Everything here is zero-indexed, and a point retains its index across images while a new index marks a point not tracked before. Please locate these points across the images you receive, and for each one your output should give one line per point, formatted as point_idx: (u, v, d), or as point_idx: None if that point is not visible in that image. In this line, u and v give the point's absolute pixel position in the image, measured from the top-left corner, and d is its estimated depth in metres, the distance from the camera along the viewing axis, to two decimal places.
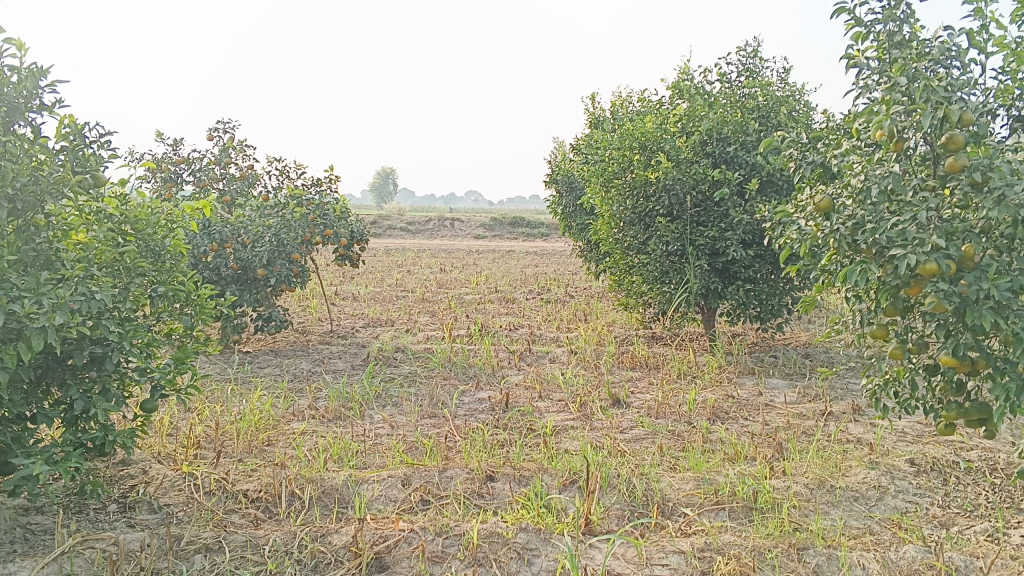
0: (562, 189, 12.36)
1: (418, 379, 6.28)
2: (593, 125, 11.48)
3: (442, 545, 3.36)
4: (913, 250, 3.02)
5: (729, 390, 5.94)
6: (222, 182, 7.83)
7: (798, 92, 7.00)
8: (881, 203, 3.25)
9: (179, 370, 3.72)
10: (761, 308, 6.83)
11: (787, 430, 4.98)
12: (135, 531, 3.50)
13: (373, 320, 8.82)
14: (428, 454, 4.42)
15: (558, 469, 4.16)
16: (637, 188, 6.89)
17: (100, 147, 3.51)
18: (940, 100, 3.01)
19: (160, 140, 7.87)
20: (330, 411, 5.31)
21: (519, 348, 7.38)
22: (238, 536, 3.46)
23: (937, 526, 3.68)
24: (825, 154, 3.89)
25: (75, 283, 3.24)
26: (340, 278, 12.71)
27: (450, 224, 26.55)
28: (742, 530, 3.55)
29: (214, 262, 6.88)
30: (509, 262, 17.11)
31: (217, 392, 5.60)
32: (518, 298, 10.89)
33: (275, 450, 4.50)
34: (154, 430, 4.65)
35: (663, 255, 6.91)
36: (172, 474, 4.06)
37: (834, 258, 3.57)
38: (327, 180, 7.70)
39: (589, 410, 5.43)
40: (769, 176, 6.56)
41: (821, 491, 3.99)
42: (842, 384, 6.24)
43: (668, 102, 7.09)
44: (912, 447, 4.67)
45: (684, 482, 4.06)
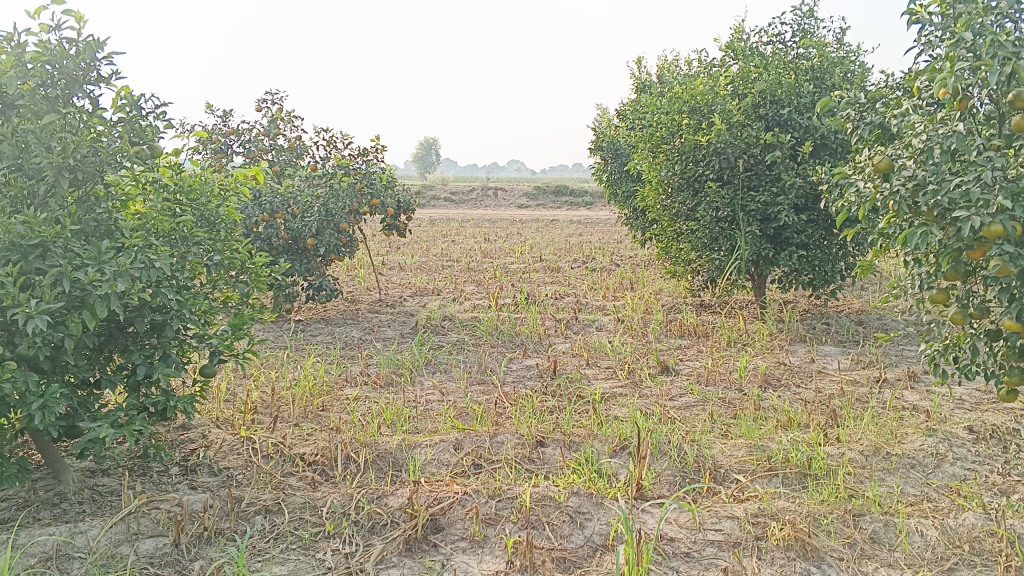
0: (607, 156, 12.23)
1: (466, 347, 6.32)
2: (639, 90, 11.32)
3: (495, 508, 3.40)
4: (977, 211, 2.92)
5: (780, 357, 5.87)
6: (270, 153, 7.91)
7: (855, 52, 6.80)
8: (943, 162, 3.14)
9: (236, 337, 3.79)
10: (812, 274, 6.71)
11: (841, 397, 4.91)
12: (197, 493, 3.60)
13: (420, 289, 8.88)
14: (478, 420, 4.45)
15: (609, 436, 4.16)
16: (686, 153, 6.78)
17: (156, 119, 3.55)
18: (1007, 56, 2.89)
19: (210, 112, 7.97)
20: (381, 377, 5.38)
21: (565, 316, 7.37)
22: (296, 498, 3.55)
23: (998, 494, 3.61)
24: (885, 114, 3.78)
25: (135, 252, 3.31)
26: (386, 248, 12.81)
27: (494, 193, 26.53)
28: (796, 497, 3.52)
29: (265, 232, 6.90)
30: (552, 231, 17.06)
31: (271, 359, 5.71)
32: (563, 266, 10.87)
33: (328, 416, 4.58)
34: (212, 397, 4.77)
35: (712, 221, 6.82)
36: (230, 439, 4.16)
37: (894, 221, 3.48)
38: (374, 150, 7.72)
39: (637, 377, 5.42)
40: (822, 139, 6.41)
41: (876, 458, 3.93)
42: (897, 351, 6.12)
43: (720, 63, 6.94)
44: (971, 415, 4.57)
45: (737, 449, 4.04)
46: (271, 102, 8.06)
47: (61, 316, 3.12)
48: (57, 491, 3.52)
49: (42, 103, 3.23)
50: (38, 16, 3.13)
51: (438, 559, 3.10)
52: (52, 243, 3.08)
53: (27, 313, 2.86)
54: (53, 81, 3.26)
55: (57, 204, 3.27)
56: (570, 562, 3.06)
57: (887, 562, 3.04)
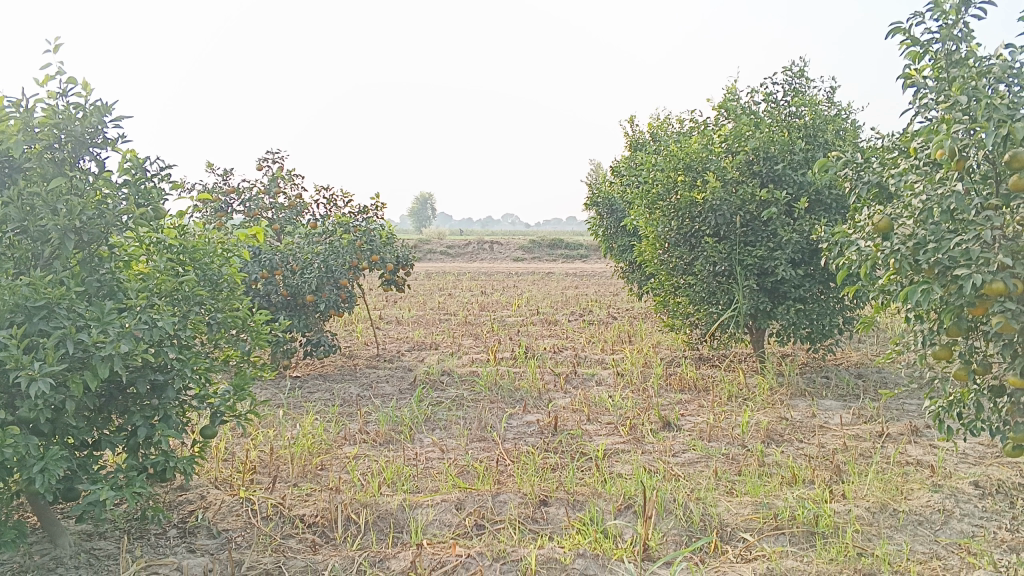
0: (603, 211, 12.30)
1: (465, 403, 6.28)
2: (633, 147, 11.49)
3: (499, 571, 3.34)
4: (978, 268, 2.94)
5: (781, 412, 5.84)
6: (270, 210, 7.97)
7: (846, 110, 6.93)
8: (943, 222, 3.17)
9: (238, 396, 3.76)
10: (810, 328, 6.73)
11: (844, 452, 4.88)
12: (196, 556, 3.54)
13: (418, 344, 8.86)
14: (480, 479, 4.41)
15: (613, 494, 4.11)
16: (682, 208, 6.86)
17: (161, 180, 3.60)
18: (1002, 117, 2.95)
19: (211, 170, 8.07)
20: (380, 435, 5.32)
21: (565, 370, 7.34)
22: (297, 561, 3.49)
23: (1008, 551, 3.57)
24: (882, 173, 3.83)
25: (139, 312, 3.30)
26: (381, 302, 12.81)
27: (490, 247, 26.67)
28: (804, 556, 3.48)
29: (265, 289, 6.98)
30: (549, 284, 17.12)
31: (270, 417, 5.66)
32: (561, 319, 10.88)
33: (327, 476, 4.52)
34: (210, 457, 4.72)
35: (710, 275, 6.86)
36: (229, 500, 4.11)
37: (894, 277, 3.51)
38: (374, 207, 7.77)
39: (639, 433, 5.37)
40: (817, 195, 6.48)
41: (883, 515, 3.89)
42: (897, 405, 6.11)
43: (714, 122, 7.05)
44: (975, 470, 4.55)
45: (742, 506, 4.00)
46: (271, 161, 8.16)
47: (63, 378, 3.09)
48: (52, 556, 3.46)
49: (50, 166, 3.26)
50: (47, 83, 3.18)
51: None
52: (57, 304, 3.07)
53: (31, 375, 2.84)
54: (60, 144, 3.30)
55: (62, 265, 3.28)
56: None
57: None
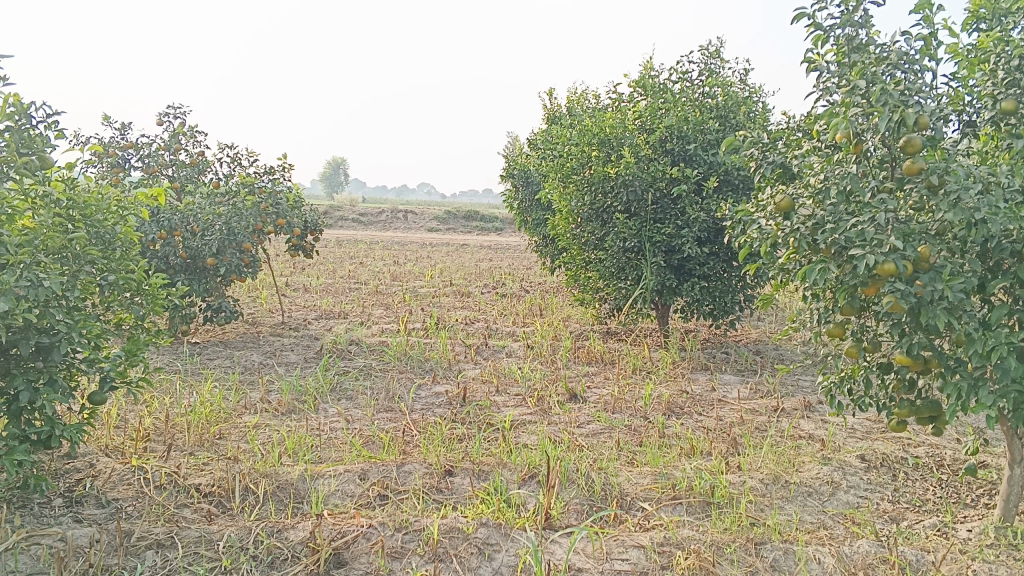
0: (518, 184, 12.29)
1: (373, 372, 6.20)
2: (550, 120, 11.50)
3: (401, 541, 3.32)
4: (871, 250, 3.05)
5: (683, 386, 5.99)
6: (171, 168, 7.63)
7: (758, 93, 7.09)
8: (840, 204, 3.29)
9: (130, 361, 3.58)
10: (714, 305, 6.92)
11: (741, 425, 5.05)
12: (83, 527, 3.39)
13: (326, 312, 8.69)
14: (385, 449, 4.36)
15: (518, 464, 4.14)
16: (595, 183, 6.91)
17: (48, 127, 3.37)
18: (897, 103, 3.05)
19: (108, 124, 7.67)
20: (283, 404, 5.20)
21: (475, 342, 7.34)
22: (191, 531, 3.38)
23: (888, 521, 3.76)
24: (786, 154, 3.94)
25: (21, 270, 3.09)
26: (289, 269, 12.49)
27: (404, 216, 26.35)
28: (699, 525, 3.58)
29: (162, 250, 6.68)
30: (462, 255, 17.04)
31: (166, 384, 5.45)
32: (473, 291, 10.85)
33: (226, 444, 4.39)
34: (101, 424, 4.52)
35: (620, 251, 6.94)
36: (120, 468, 3.94)
37: (794, 257, 3.61)
38: (281, 168, 7.54)
39: (546, 405, 5.42)
40: (726, 175, 6.62)
41: (776, 486, 4.05)
42: (792, 381, 6.35)
43: (629, 98, 7.09)
44: (862, 444, 4.78)
45: (642, 477, 4.09)
46: (174, 116, 7.80)
47: None
48: None
49: None
50: None
51: None
52: None
53: None
54: None
55: None
56: None
57: None
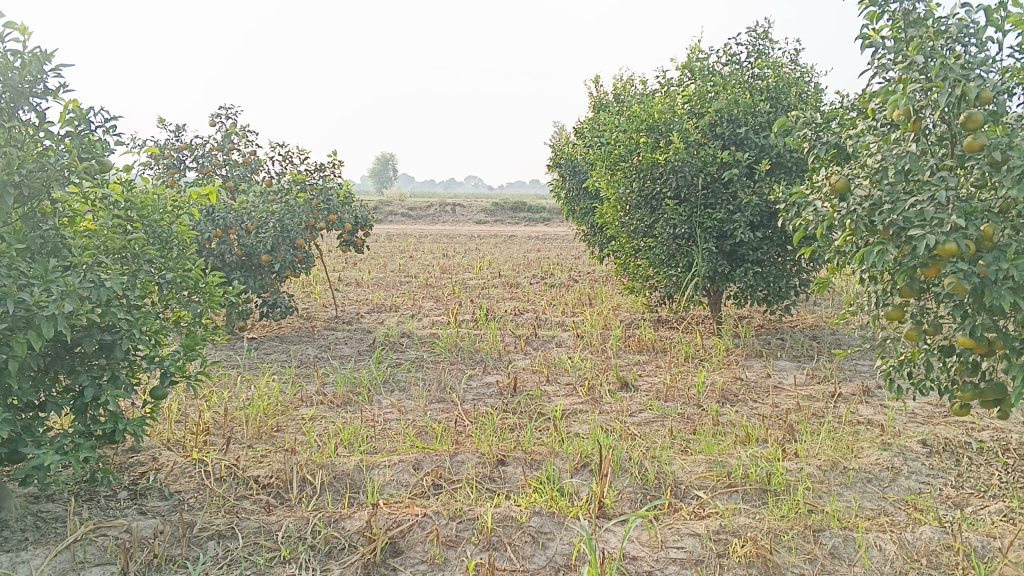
0: (565, 173, 12.25)
1: (425, 364, 6.25)
2: (596, 108, 11.43)
3: (456, 530, 3.34)
4: (931, 229, 2.96)
5: (736, 372, 5.91)
6: (224, 168, 7.78)
7: (809, 73, 6.94)
8: (898, 182, 3.19)
9: (188, 357, 3.66)
10: (767, 290, 6.80)
11: (797, 411, 4.96)
12: (148, 518, 3.49)
13: (377, 305, 8.79)
14: (439, 439, 4.39)
15: (570, 454, 4.13)
16: (644, 170, 6.85)
17: (106, 132, 3.46)
18: (957, 77, 2.95)
19: (163, 126, 7.85)
20: (337, 397, 5.28)
21: (525, 332, 7.34)
22: (251, 522, 3.45)
23: (952, 507, 3.66)
24: (840, 134, 3.84)
25: (84, 271, 3.20)
26: (340, 263, 12.65)
27: (451, 208, 26.48)
28: (755, 512, 3.53)
29: (218, 249, 6.80)
30: (510, 246, 17.05)
31: (224, 378, 5.58)
32: (522, 282, 10.85)
33: (283, 437, 4.47)
34: (163, 418, 4.64)
35: (670, 238, 6.87)
36: (182, 461, 4.04)
37: (850, 239, 3.53)
38: (331, 165, 7.64)
39: (598, 393, 5.41)
40: (778, 158, 6.50)
41: (834, 472, 3.97)
42: (850, 365, 6.22)
43: (677, 82, 7.00)
44: (924, 428, 4.66)
45: (696, 464, 4.05)
46: (226, 116, 7.95)
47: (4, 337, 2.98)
48: None
49: None
50: None
51: None
52: None
53: None
54: None
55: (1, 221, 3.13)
56: None
57: None
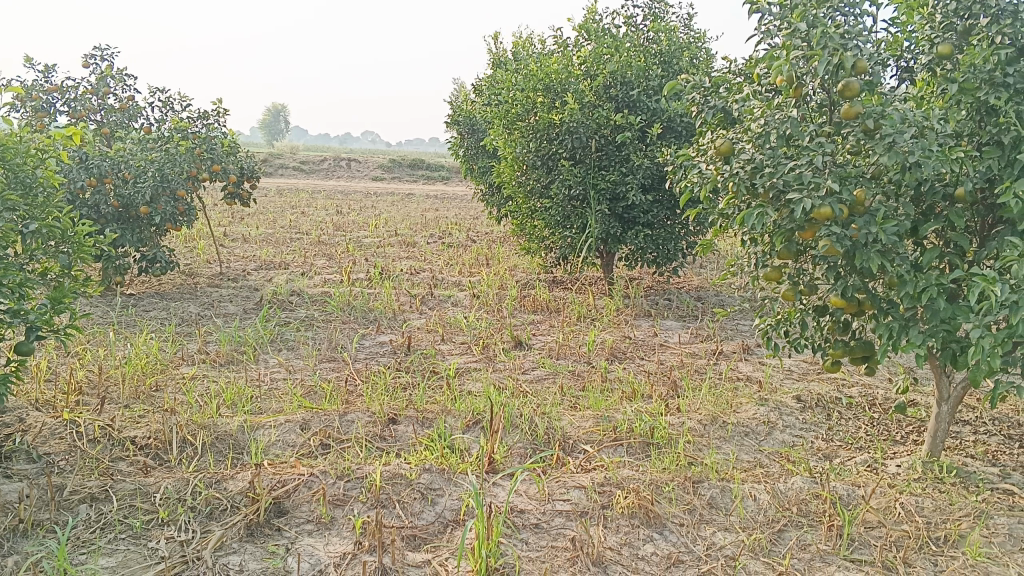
0: (463, 131, 12.12)
1: (315, 323, 6.11)
2: (495, 66, 11.32)
3: (343, 488, 3.30)
4: (809, 193, 3.07)
5: (626, 332, 6.05)
6: (99, 113, 7.32)
7: (702, 38, 7.06)
8: (780, 147, 3.29)
9: (56, 312, 3.43)
10: (657, 252, 6.96)
11: (681, 369, 5.13)
12: (12, 482, 3.29)
13: (267, 262, 8.52)
14: (328, 398, 4.31)
15: (462, 411, 4.14)
16: (540, 130, 6.86)
17: None
18: (836, 47, 3.04)
19: (30, 66, 7.30)
20: (222, 355, 5.10)
21: (420, 292, 7.28)
22: (126, 484, 3.31)
23: (821, 458, 3.87)
24: (727, 98, 3.93)
25: None
26: (228, 219, 12.18)
27: (348, 165, 25.88)
28: (639, 465, 3.64)
29: (93, 199, 6.37)
30: (407, 205, 16.82)
31: (99, 336, 5.30)
32: (418, 241, 10.74)
33: (163, 396, 4.29)
34: (30, 377, 4.37)
35: (565, 199, 6.92)
36: (51, 422, 3.82)
37: (734, 202, 3.63)
38: (215, 113, 7.30)
39: (491, 352, 5.43)
40: (669, 121, 6.62)
41: (714, 427, 4.13)
42: (733, 325, 6.46)
43: (574, 43, 7.00)
44: (798, 385, 4.90)
45: (584, 420, 4.14)
46: (101, 59, 7.46)
47: None
48: None
49: None
50: None
51: (282, 543, 2.97)
52: None
53: None
54: None
55: None
56: (420, 539, 3.02)
57: (723, 526, 3.18)
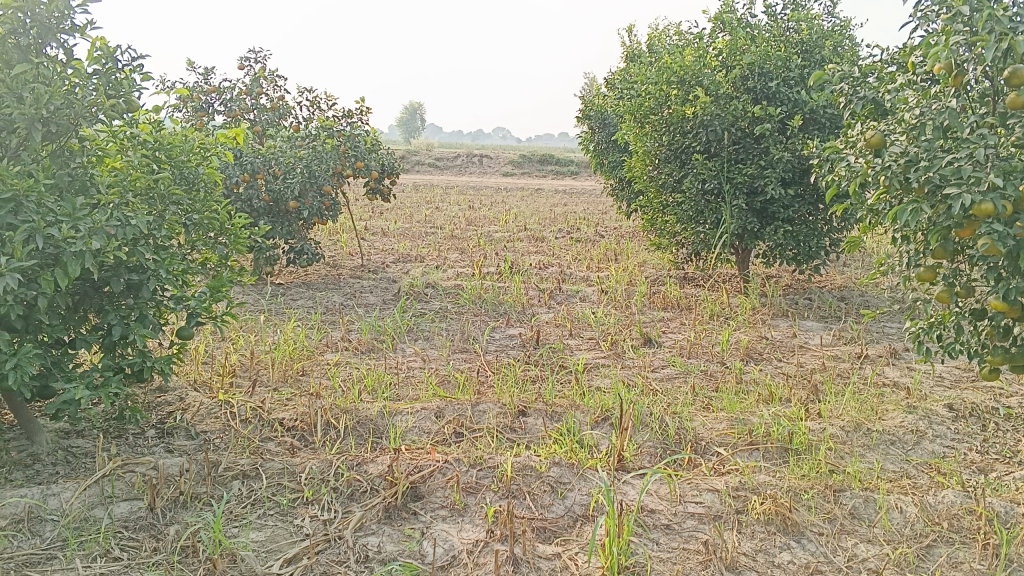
0: (594, 125, 12.08)
1: (448, 315, 6.27)
2: (628, 59, 11.20)
3: (476, 477, 3.38)
4: (968, 189, 2.88)
5: (761, 331, 5.87)
6: (252, 112, 7.76)
7: (846, 26, 6.73)
8: (936, 139, 3.10)
9: (214, 299, 3.69)
10: (796, 249, 6.70)
11: (821, 372, 4.93)
12: (173, 456, 3.56)
13: (403, 255, 8.80)
14: (460, 388, 4.41)
15: (591, 407, 4.14)
16: (674, 124, 6.75)
17: (133, 71, 3.40)
18: (1004, 31, 2.82)
19: (192, 69, 7.84)
20: (362, 344, 5.31)
21: (550, 286, 7.32)
22: (274, 464, 3.51)
23: (976, 472, 3.63)
24: (879, 89, 3.73)
25: (112, 209, 3.19)
26: (367, 213, 12.66)
27: (479, 160, 26.34)
28: (776, 471, 3.53)
29: (246, 194, 6.78)
30: (537, 200, 16.92)
31: (250, 323, 5.63)
32: (548, 236, 10.80)
33: (307, 381, 4.52)
34: (190, 359, 4.72)
35: (698, 194, 6.77)
36: (208, 402, 4.10)
37: (884, 197, 3.44)
38: (358, 112, 7.60)
39: (621, 349, 5.40)
40: (811, 113, 6.35)
41: (857, 434, 3.95)
42: (877, 327, 6.15)
43: (710, 35, 6.83)
44: (951, 393, 4.60)
45: (717, 422, 4.05)
46: (254, 61, 7.92)
47: (34, 274, 2.98)
48: (29, 453, 3.46)
49: (14, 53, 3.04)
50: None
51: (417, 528, 3.07)
52: (25, 198, 2.95)
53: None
54: (25, 29, 3.05)
55: (30, 157, 3.12)
56: (550, 531, 3.05)
57: (866, 538, 3.04)
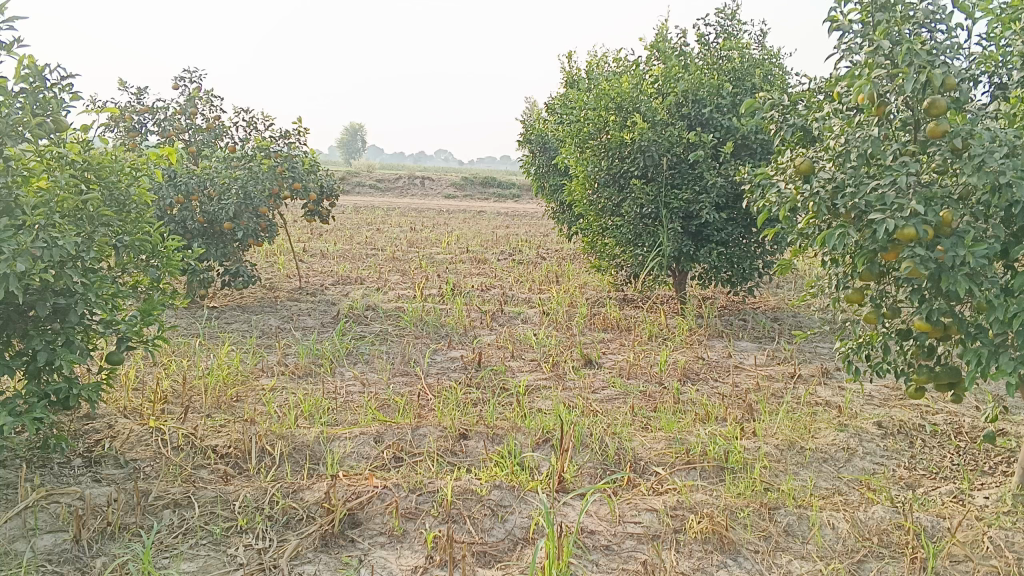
0: (535, 149, 12.20)
1: (389, 338, 6.21)
2: (568, 85, 11.36)
3: (415, 502, 3.34)
4: (892, 214, 2.98)
5: (699, 352, 5.97)
6: (187, 133, 7.63)
7: (776, 56, 6.96)
8: (861, 166, 3.23)
9: (146, 323, 3.58)
10: (731, 271, 6.87)
11: (757, 392, 5.03)
12: (101, 486, 3.44)
13: (343, 278, 8.70)
14: (400, 412, 4.37)
15: (531, 429, 4.14)
16: (612, 149, 6.86)
17: (62, 90, 3.35)
18: (922, 64, 2.95)
19: (125, 89, 7.68)
20: (299, 368, 5.22)
21: (491, 308, 7.32)
22: (207, 492, 3.42)
23: (904, 487, 3.74)
24: (808, 117, 3.86)
25: (37, 231, 3.08)
26: (306, 235, 12.51)
27: (421, 182, 26.31)
28: (713, 490, 3.58)
29: (180, 215, 6.68)
30: (479, 223, 16.96)
31: (183, 347, 5.50)
32: (489, 258, 10.82)
33: (243, 407, 4.42)
34: (119, 385, 4.57)
35: (637, 217, 6.87)
36: (138, 430, 3.98)
37: (813, 221, 3.55)
38: (297, 133, 7.53)
39: (561, 370, 5.42)
40: (743, 139, 6.52)
41: (791, 452, 4.03)
42: (810, 347, 6.31)
43: (646, 62, 6.99)
44: (879, 411, 4.74)
45: (656, 442, 4.09)
46: (189, 81, 7.80)
47: None
48: None
49: None
50: None
51: (355, 555, 3.02)
52: None
53: None
54: None
55: None
56: (490, 555, 3.03)
57: (800, 555, 3.10)
